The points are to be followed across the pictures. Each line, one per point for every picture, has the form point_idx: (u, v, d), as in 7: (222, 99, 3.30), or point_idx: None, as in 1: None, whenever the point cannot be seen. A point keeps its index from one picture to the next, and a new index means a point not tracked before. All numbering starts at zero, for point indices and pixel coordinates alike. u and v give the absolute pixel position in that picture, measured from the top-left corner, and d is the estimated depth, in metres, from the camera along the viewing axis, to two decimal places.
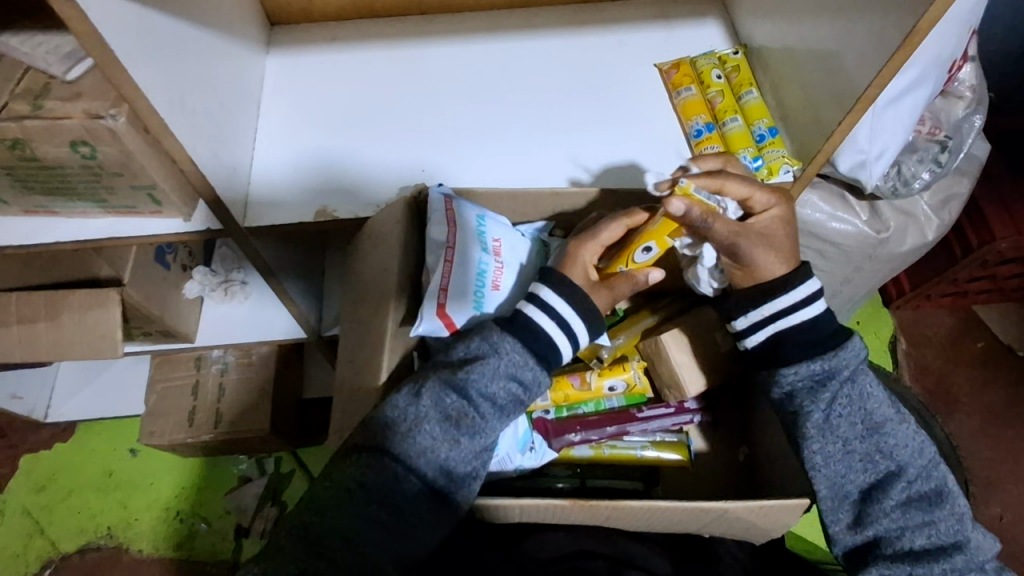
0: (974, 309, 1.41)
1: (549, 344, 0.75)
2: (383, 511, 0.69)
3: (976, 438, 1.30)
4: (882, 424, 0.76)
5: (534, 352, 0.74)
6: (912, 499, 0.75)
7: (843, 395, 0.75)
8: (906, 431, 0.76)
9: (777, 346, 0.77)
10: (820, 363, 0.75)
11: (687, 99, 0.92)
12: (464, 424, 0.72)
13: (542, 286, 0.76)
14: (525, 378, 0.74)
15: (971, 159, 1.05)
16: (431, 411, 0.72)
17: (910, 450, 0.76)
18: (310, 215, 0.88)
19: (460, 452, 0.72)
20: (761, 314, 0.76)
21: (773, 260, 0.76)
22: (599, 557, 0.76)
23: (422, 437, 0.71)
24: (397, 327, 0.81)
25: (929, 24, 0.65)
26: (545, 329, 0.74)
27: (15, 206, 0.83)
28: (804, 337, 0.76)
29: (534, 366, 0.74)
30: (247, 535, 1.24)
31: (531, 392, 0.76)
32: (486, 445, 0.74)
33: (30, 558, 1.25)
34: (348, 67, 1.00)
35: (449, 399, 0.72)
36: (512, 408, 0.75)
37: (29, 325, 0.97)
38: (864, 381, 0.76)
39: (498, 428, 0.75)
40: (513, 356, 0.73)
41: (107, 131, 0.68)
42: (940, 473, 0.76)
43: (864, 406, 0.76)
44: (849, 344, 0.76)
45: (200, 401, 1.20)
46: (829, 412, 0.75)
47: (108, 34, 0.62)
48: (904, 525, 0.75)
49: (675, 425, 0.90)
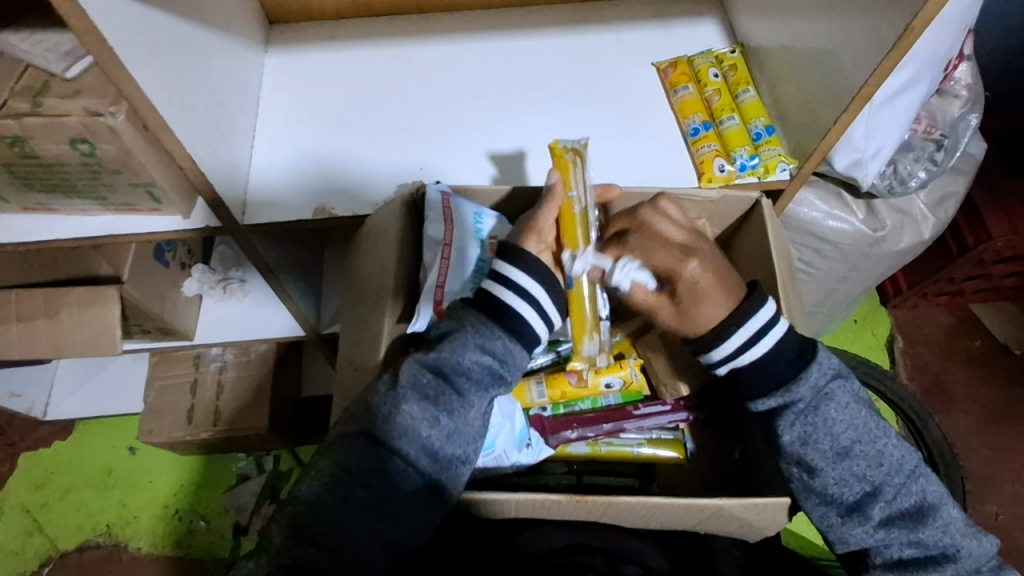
0: (970, 308, 1.42)
1: (522, 321, 0.75)
2: (370, 495, 0.67)
3: (973, 436, 1.31)
4: (852, 447, 0.74)
5: (502, 326, 0.75)
6: (895, 516, 0.74)
7: (805, 422, 0.74)
8: (879, 449, 0.74)
9: (739, 381, 0.76)
10: (775, 399, 0.75)
11: (685, 98, 0.93)
12: (442, 403, 0.72)
13: (508, 266, 0.76)
14: (496, 348, 0.74)
15: (968, 158, 1.05)
16: (408, 392, 0.71)
17: (886, 467, 0.74)
18: (309, 213, 0.89)
19: (441, 431, 0.71)
20: (718, 352, 0.75)
21: (707, 301, 0.75)
22: (596, 551, 0.76)
23: (402, 418, 0.70)
24: (395, 324, 0.83)
25: (923, 22, 0.65)
26: (518, 312, 0.75)
27: (15, 204, 0.83)
28: (767, 369, 0.74)
29: (502, 336, 0.75)
30: (246, 534, 1.25)
31: (508, 363, 0.75)
32: (468, 423, 0.73)
33: (29, 556, 1.25)
34: (346, 67, 1.00)
35: (425, 378, 0.72)
36: (490, 381, 0.74)
37: (28, 323, 0.97)
38: (828, 407, 0.74)
39: (479, 404, 0.74)
40: (478, 330, 0.74)
41: (107, 128, 0.68)
42: (920, 487, 0.74)
43: (830, 431, 0.73)
44: (806, 375, 0.73)
45: (199, 398, 1.20)
46: (792, 438, 0.74)
47: (109, 33, 0.62)
48: (889, 541, 0.73)
49: (671, 423, 0.91)
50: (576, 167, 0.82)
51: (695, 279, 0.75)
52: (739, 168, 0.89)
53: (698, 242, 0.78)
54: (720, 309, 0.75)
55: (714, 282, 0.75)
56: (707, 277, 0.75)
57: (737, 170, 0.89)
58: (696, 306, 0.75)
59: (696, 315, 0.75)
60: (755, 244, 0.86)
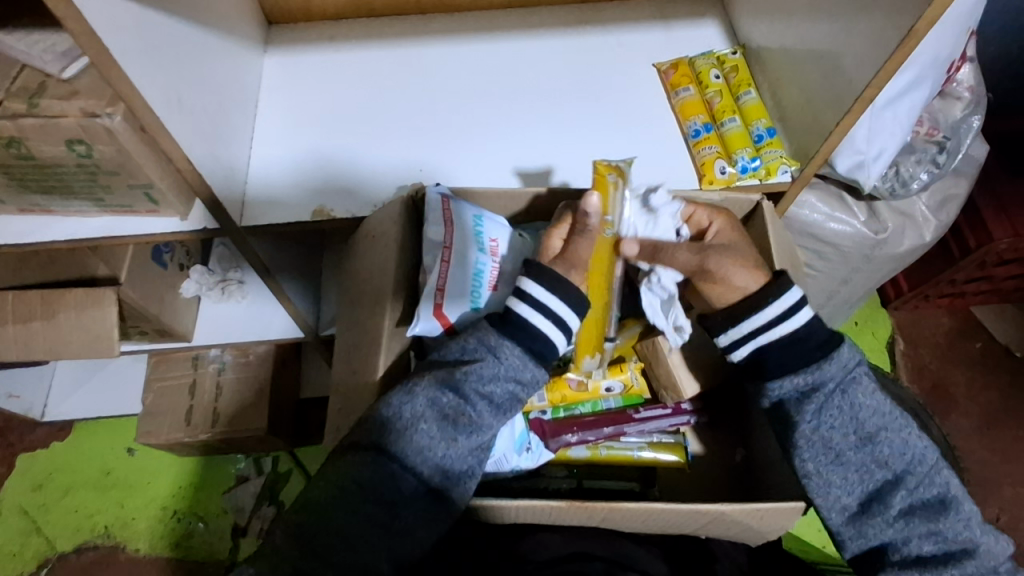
0: (972, 310, 1.42)
1: (546, 341, 0.73)
2: (379, 510, 0.67)
3: (974, 439, 1.30)
4: (877, 433, 0.74)
5: (528, 350, 0.73)
6: (915, 507, 0.73)
7: (832, 406, 0.74)
8: (903, 438, 0.74)
9: (760, 361, 0.76)
10: (803, 378, 0.74)
11: (686, 99, 0.93)
12: (461, 423, 0.71)
13: (528, 279, 0.74)
14: (525, 376, 0.74)
15: (970, 160, 1.05)
16: (426, 411, 0.71)
17: (909, 457, 0.74)
18: (307, 215, 0.88)
19: (457, 451, 0.71)
20: (740, 331, 0.75)
21: (738, 266, 0.75)
22: (596, 559, 0.75)
23: (419, 436, 0.70)
24: (395, 326, 0.82)
25: (927, 23, 0.65)
26: (539, 329, 0.73)
27: (12, 205, 0.83)
28: (793, 350, 0.74)
29: (533, 367, 0.74)
30: (245, 535, 1.24)
31: (530, 388, 0.75)
32: (483, 441, 0.73)
33: (27, 558, 1.25)
34: (345, 67, 0.99)
35: (445, 398, 0.71)
36: (510, 406, 0.74)
37: (25, 324, 0.96)
38: (856, 391, 0.74)
39: (495, 425, 0.74)
40: (512, 361, 0.73)
41: (103, 129, 0.68)
42: (943, 479, 0.74)
43: (856, 415, 0.74)
44: (834, 356, 0.74)
45: (198, 400, 1.20)
46: (818, 423, 0.74)
47: (105, 34, 0.62)
48: (908, 534, 0.73)
49: (673, 426, 0.89)
50: (620, 186, 0.78)
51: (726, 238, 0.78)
52: (740, 170, 0.88)
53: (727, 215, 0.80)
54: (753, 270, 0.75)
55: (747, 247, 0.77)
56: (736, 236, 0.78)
57: (738, 172, 0.88)
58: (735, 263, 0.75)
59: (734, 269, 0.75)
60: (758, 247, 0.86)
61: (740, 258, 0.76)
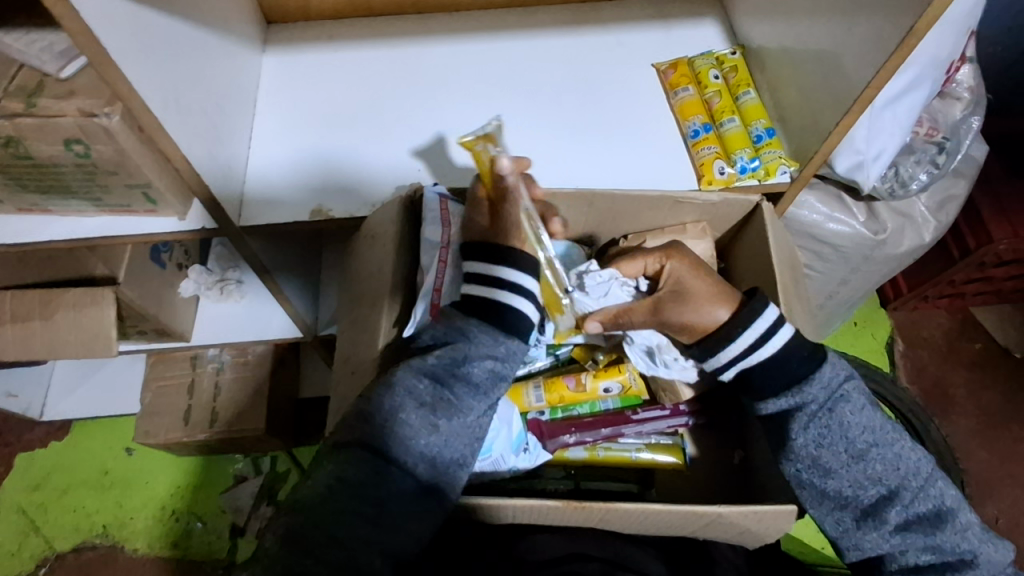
0: (971, 311, 1.41)
1: (527, 322, 0.75)
2: (367, 505, 0.67)
3: (974, 439, 1.30)
4: (869, 450, 0.73)
5: (501, 329, 0.74)
6: (912, 521, 0.73)
7: (820, 423, 0.74)
8: (896, 452, 0.74)
9: (749, 380, 0.76)
10: (787, 399, 0.75)
11: (685, 99, 0.92)
12: (441, 409, 0.72)
13: (508, 272, 0.74)
14: (499, 353, 0.75)
15: (969, 160, 1.05)
16: (406, 400, 0.71)
17: (903, 471, 0.73)
18: (306, 215, 0.88)
19: (441, 437, 0.71)
20: (719, 360, 0.75)
21: (692, 310, 0.75)
22: (594, 560, 0.75)
23: (401, 427, 0.70)
24: (392, 327, 0.82)
25: (927, 24, 0.65)
26: (527, 314, 0.75)
27: (9, 205, 0.83)
28: (779, 369, 0.74)
29: (505, 341, 0.75)
30: (243, 535, 1.24)
31: (508, 365, 0.76)
32: (468, 426, 0.73)
33: (25, 558, 1.25)
34: (344, 67, 0.99)
35: (423, 386, 0.72)
36: (489, 386, 0.75)
37: (24, 324, 0.96)
38: (844, 410, 0.74)
39: (477, 408, 0.74)
40: (483, 338, 0.74)
41: (101, 129, 0.68)
42: (938, 491, 0.74)
43: (845, 433, 0.73)
44: (816, 377, 0.74)
45: (196, 400, 1.20)
46: (806, 440, 0.74)
47: (101, 33, 0.61)
48: (905, 547, 0.73)
49: (670, 428, 0.89)
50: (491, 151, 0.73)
51: (680, 284, 0.77)
52: (739, 170, 0.88)
53: (675, 248, 0.79)
54: (715, 306, 0.75)
55: (707, 280, 0.77)
56: (693, 271, 0.78)
57: (737, 173, 0.88)
58: (692, 307, 0.75)
59: (694, 313, 0.75)
60: (755, 248, 0.86)
61: (692, 299, 0.76)
